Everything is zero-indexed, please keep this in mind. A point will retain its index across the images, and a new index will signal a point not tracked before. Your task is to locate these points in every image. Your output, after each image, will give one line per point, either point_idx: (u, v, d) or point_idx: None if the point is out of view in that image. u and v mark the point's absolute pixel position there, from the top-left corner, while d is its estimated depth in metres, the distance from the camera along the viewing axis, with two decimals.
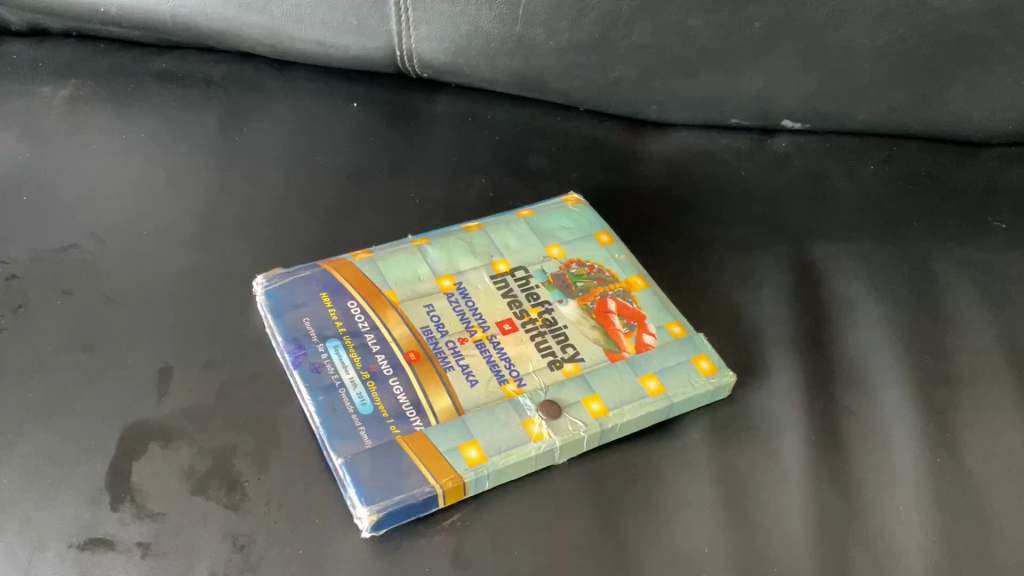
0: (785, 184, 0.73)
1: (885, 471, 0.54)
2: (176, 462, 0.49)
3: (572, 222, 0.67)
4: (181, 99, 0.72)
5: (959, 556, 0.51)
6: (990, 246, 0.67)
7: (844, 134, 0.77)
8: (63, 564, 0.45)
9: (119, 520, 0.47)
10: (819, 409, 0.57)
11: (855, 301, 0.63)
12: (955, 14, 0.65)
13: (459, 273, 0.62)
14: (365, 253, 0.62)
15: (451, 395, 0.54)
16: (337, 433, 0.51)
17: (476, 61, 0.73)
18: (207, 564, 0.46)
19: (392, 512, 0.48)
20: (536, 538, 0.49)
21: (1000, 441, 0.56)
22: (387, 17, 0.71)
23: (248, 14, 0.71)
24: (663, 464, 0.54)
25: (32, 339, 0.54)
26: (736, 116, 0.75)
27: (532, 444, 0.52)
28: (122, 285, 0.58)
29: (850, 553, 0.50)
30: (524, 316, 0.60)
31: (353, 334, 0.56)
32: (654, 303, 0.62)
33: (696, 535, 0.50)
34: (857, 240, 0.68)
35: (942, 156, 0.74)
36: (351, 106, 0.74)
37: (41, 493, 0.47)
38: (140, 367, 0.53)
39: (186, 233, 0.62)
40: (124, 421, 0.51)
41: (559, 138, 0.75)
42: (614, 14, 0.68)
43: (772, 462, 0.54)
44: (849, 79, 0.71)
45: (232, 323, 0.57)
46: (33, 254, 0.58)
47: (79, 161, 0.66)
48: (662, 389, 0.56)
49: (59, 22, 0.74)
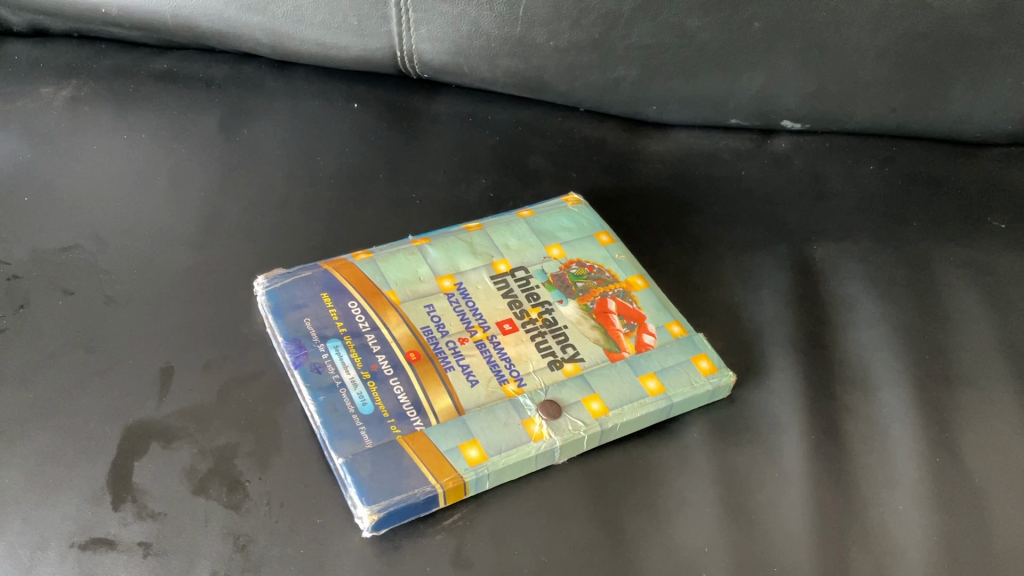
0: (785, 184, 0.73)
1: (885, 471, 0.54)
2: (176, 462, 0.49)
3: (572, 223, 0.67)
4: (182, 99, 0.73)
5: (958, 555, 0.51)
6: (989, 246, 0.67)
7: (843, 135, 0.77)
8: (64, 564, 0.45)
9: (120, 520, 0.47)
10: (819, 408, 0.57)
11: (855, 301, 0.63)
12: (955, 14, 0.65)
13: (459, 273, 0.62)
14: (366, 253, 0.62)
15: (451, 395, 0.54)
16: (337, 433, 0.51)
17: (476, 61, 0.73)
18: (208, 564, 0.46)
19: (392, 512, 0.48)
20: (536, 538, 0.49)
21: (999, 441, 0.56)
22: (388, 18, 0.71)
23: (249, 14, 0.71)
24: (663, 464, 0.54)
25: (33, 340, 0.54)
26: (736, 116, 0.75)
27: (532, 444, 0.52)
28: (123, 285, 0.58)
29: (850, 552, 0.51)
30: (524, 316, 0.60)
31: (353, 335, 0.57)
32: (654, 303, 0.62)
33: (696, 534, 0.51)
34: (857, 240, 0.68)
35: (942, 156, 0.75)
36: (351, 107, 0.75)
37: (42, 493, 0.48)
38: (141, 367, 0.54)
39: (187, 233, 0.62)
40: (125, 421, 0.51)
41: (559, 139, 0.75)
42: (614, 14, 0.68)
43: (772, 462, 0.54)
44: (849, 79, 0.71)
45: (233, 324, 0.57)
46: (34, 254, 0.59)
47: (80, 162, 0.66)
48: (662, 389, 0.56)
49: (60, 23, 0.74)
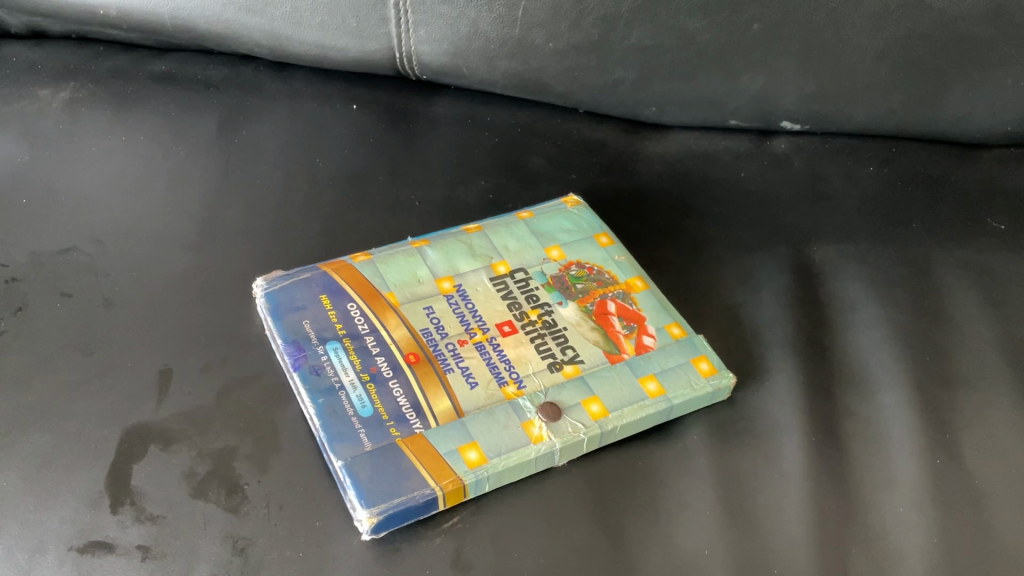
0: (785, 185, 0.73)
1: (885, 472, 0.54)
2: (176, 464, 0.49)
3: (571, 224, 0.67)
4: (181, 100, 0.73)
5: (958, 556, 0.51)
6: (989, 246, 0.67)
7: (842, 136, 0.77)
8: (63, 567, 0.45)
9: (119, 523, 0.47)
10: (819, 409, 0.57)
11: (855, 302, 0.63)
12: (956, 15, 0.65)
13: (458, 274, 0.62)
14: (365, 255, 0.62)
15: (450, 396, 0.54)
16: (336, 436, 0.51)
17: (475, 62, 0.73)
18: (207, 566, 0.46)
19: (392, 515, 0.48)
20: (536, 540, 0.49)
21: (1000, 442, 0.56)
22: (387, 19, 0.70)
23: (248, 16, 0.71)
24: (663, 465, 0.54)
25: (31, 342, 0.54)
26: (736, 117, 0.76)
27: (532, 446, 0.52)
28: (123, 287, 0.58)
29: (849, 553, 0.50)
30: (524, 318, 0.60)
31: (353, 337, 0.56)
32: (654, 304, 0.62)
33: (696, 535, 0.50)
34: (857, 241, 0.68)
35: (942, 157, 0.75)
36: (351, 108, 0.75)
37: (41, 495, 0.47)
38: (140, 369, 0.53)
39: (186, 235, 0.62)
40: (124, 424, 0.51)
41: (559, 140, 0.75)
42: (613, 15, 0.68)
43: (772, 464, 0.54)
44: (849, 80, 0.71)
45: (232, 326, 0.57)
46: (33, 256, 0.58)
47: (79, 163, 0.66)
48: (662, 390, 0.56)
49: (58, 25, 0.74)
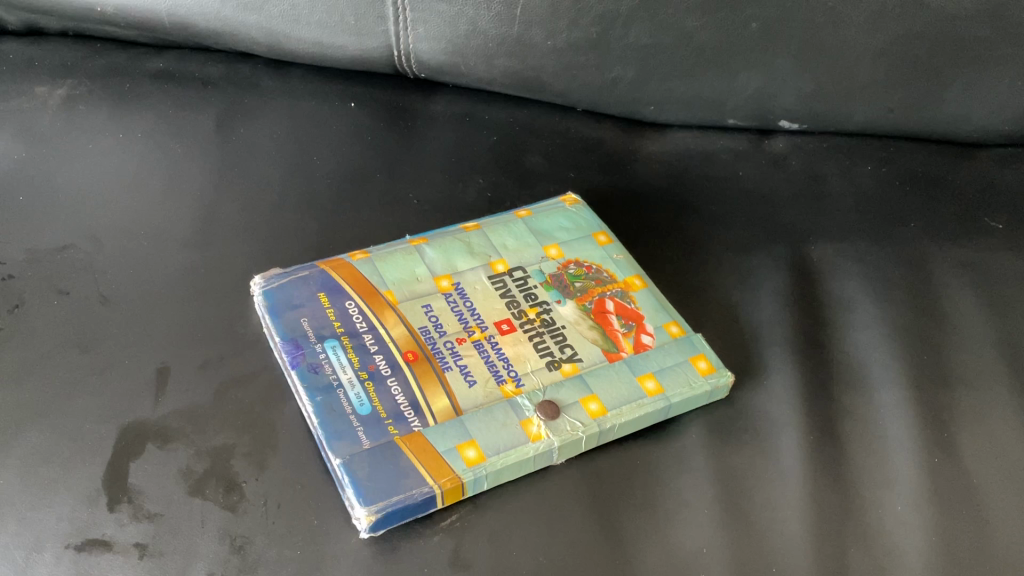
0: (783, 184, 0.73)
1: (884, 471, 0.54)
2: (174, 462, 0.49)
3: (570, 223, 0.67)
4: (179, 98, 0.72)
5: (957, 555, 0.51)
6: (987, 246, 0.67)
7: (839, 135, 0.77)
8: (60, 565, 0.45)
9: (117, 521, 0.47)
10: (818, 408, 0.57)
11: (853, 301, 0.63)
12: (953, 14, 0.65)
13: (457, 273, 0.62)
14: (363, 253, 0.62)
15: (449, 395, 0.54)
16: (335, 434, 0.51)
17: (474, 61, 0.73)
18: (205, 565, 0.46)
19: (390, 513, 0.47)
20: (535, 539, 0.49)
21: (997, 441, 0.56)
22: (385, 17, 0.70)
23: (245, 14, 0.71)
24: (661, 464, 0.54)
25: (29, 340, 0.54)
26: (734, 116, 0.76)
27: (530, 444, 0.52)
28: (121, 285, 0.58)
29: (848, 552, 0.51)
30: (522, 316, 0.60)
31: (351, 335, 0.56)
32: (653, 303, 0.62)
33: (695, 534, 0.50)
34: (855, 240, 0.68)
35: (939, 157, 0.75)
36: (349, 106, 0.74)
37: (37, 495, 0.47)
38: (137, 367, 0.53)
39: (184, 233, 0.62)
40: (122, 422, 0.51)
41: (558, 139, 0.75)
42: (612, 14, 0.68)
43: (771, 463, 0.54)
44: (847, 79, 0.71)
45: (230, 324, 0.57)
46: (30, 254, 0.58)
47: (77, 160, 0.66)
48: (660, 389, 0.56)
49: (55, 22, 0.74)
